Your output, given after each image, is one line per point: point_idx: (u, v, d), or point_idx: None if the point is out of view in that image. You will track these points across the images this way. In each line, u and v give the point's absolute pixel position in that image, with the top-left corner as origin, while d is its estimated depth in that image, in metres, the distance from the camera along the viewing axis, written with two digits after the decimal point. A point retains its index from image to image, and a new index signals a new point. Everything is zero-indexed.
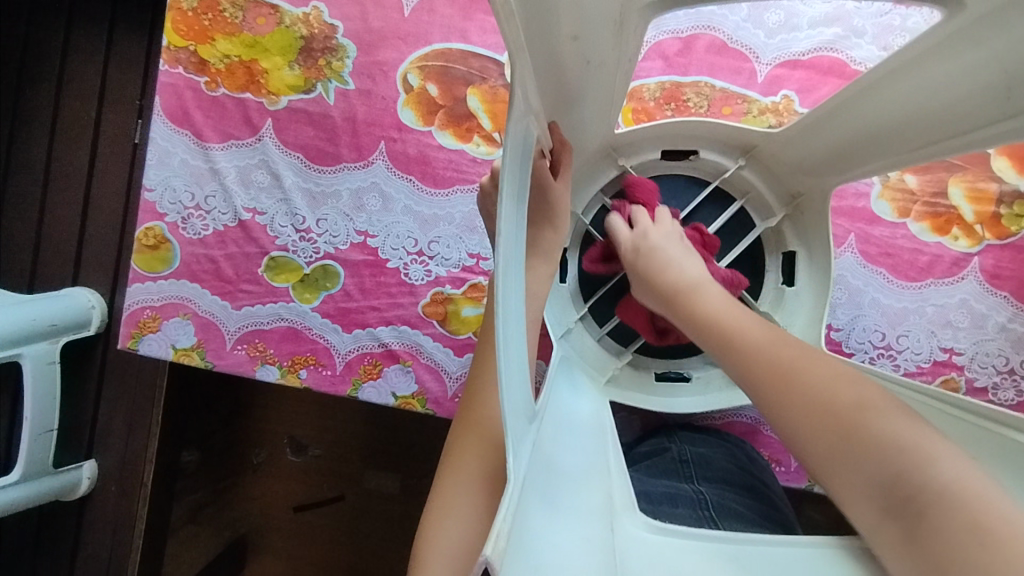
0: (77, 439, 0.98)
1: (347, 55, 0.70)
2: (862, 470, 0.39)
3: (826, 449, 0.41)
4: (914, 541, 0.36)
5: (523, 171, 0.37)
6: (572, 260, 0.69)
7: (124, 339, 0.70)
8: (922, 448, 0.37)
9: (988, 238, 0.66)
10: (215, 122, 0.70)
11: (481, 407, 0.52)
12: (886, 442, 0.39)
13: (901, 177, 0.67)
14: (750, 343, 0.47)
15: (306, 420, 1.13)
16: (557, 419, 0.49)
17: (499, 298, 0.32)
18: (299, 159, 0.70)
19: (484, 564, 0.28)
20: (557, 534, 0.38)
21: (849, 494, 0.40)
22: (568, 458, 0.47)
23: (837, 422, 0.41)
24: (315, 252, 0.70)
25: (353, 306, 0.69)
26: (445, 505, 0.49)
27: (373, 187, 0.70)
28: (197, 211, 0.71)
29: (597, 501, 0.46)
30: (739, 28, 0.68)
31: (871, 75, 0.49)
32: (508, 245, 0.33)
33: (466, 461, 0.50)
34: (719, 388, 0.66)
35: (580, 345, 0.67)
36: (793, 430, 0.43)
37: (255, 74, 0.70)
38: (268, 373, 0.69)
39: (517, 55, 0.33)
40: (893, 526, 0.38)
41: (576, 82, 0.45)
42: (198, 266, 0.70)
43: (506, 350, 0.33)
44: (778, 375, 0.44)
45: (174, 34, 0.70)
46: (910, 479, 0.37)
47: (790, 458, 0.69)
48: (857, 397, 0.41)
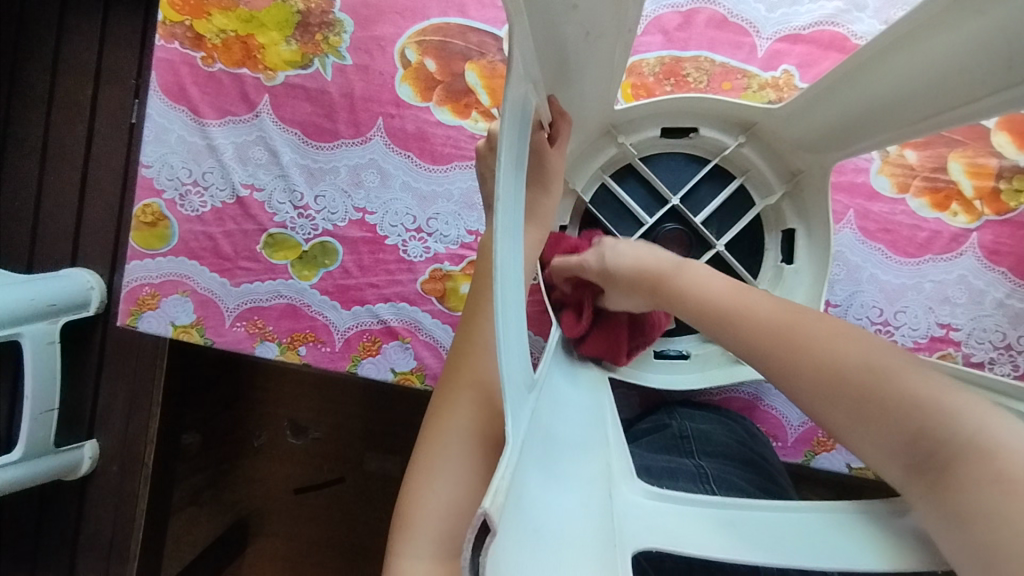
0: (78, 420, 0.98)
1: (344, 30, 0.70)
2: (877, 427, 0.38)
3: (844, 415, 0.39)
4: (943, 492, 0.36)
5: (520, 141, 0.37)
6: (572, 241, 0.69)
7: (123, 317, 0.71)
8: (949, 409, 0.36)
9: (987, 214, 0.66)
10: (212, 98, 0.70)
11: (472, 369, 0.52)
12: (909, 411, 0.37)
13: (901, 153, 0.67)
14: (759, 318, 0.44)
15: (305, 402, 1.13)
16: (554, 389, 0.50)
17: (496, 261, 0.31)
18: (296, 136, 0.70)
19: (482, 517, 0.28)
20: (552, 498, 0.38)
21: (865, 447, 0.39)
22: (567, 428, 0.47)
23: (845, 380, 0.39)
24: (313, 230, 0.70)
25: (352, 283, 0.69)
26: (437, 468, 0.49)
27: (371, 164, 0.70)
28: (194, 187, 0.70)
29: (594, 469, 0.47)
30: (739, 3, 0.67)
31: (875, 45, 0.48)
32: (506, 210, 0.33)
33: (458, 422, 0.50)
34: (718, 364, 0.67)
35: None
36: (801, 387, 0.41)
37: (252, 50, 0.70)
38: (267, 350, 0.69)
39: (516, 19, 0.32)
40: (920, 480, 0.37)
41: (576, 53, 0.44)
42: (196, 244, 0.70)
43: (504, 312, 0.33)
44: (772, 334, 0.43)
45: (170, 9, 0.70)
46: (938, 433, 0.36)
47: (787, 434, 0.70)
48: (871, 355, 0.40)
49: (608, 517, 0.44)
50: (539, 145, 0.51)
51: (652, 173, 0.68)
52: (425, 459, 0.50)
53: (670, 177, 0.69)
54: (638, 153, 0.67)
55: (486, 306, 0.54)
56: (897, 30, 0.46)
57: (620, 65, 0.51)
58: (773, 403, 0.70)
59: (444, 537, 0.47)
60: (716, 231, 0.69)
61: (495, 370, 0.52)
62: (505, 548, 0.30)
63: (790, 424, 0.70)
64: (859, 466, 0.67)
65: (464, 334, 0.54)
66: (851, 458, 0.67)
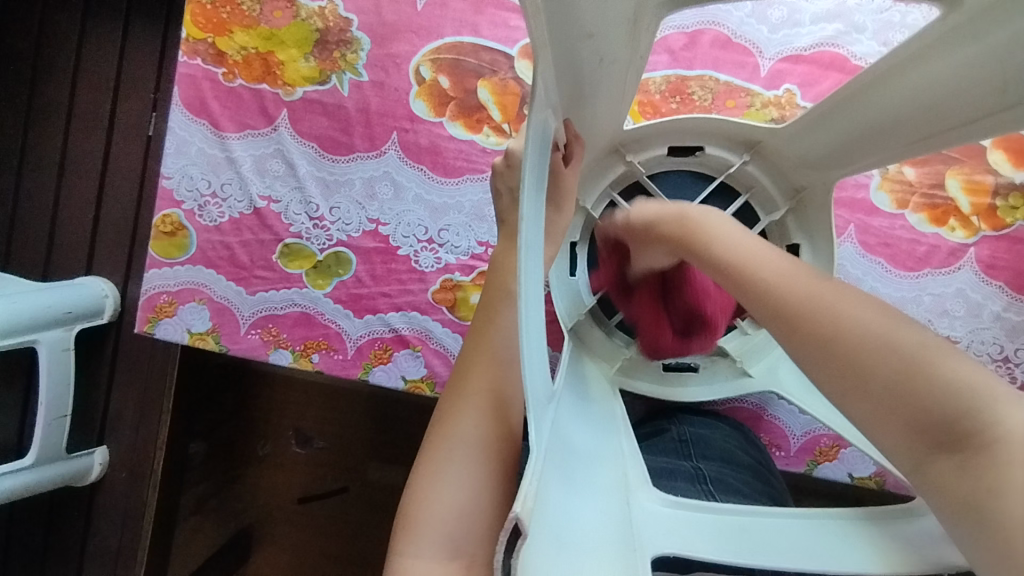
0: (89, 426, 1.00)
1: (361, 47, 0.72)
2: (905, 404, 0.37)
3: (873, 395, 0.38)
4: (971, 472, 0.34)
5: (540, 162, 0.39)
6: (581, 254, 0.72)
7: (141, 323, 0.72)
8: (977, 392, 0.35)
9: (984, 230, 0.68)
10: (232, 112, 0.72)
11: (482, 376, 0.54)
12: (935, 389, 0.36)
13: (900, 169, 0.69)
14: (803, 297, 0.42)
15: (311, 412, 1.15)
16: (569, 401, 0.52)
17: (522, 274, 0.34)
18: (313, 149, 0.72)
19: (514, 520, 0.30)
20: (573, 503, 0.41)
21: (887, 429, 0.38)
22: (584, 438, 0.49)
23: (895, 363, 0.37)
24: (328, 240, 0.72)
25: (365, 292, 0.71)
26: (443, 469, 0.50)
27: (385, 177, 0.72)
28: (213, 198, 0.72)
29: (611, 477, 0.49)
30: (743, 24, 0.69)
31: (874, 71, 0.50)
32: (529, 228, 0.35)
33: (464, 426, 0.52)
34: (726, 377, 0.69)
35: (588, 337, 0.69)
36: (838, 368, 0.39)
37: (271, 66, 0.72)
38: (281, 357, 0.71)
39: (540, 48, 0.35)
40: (945, 462, 0.35)
41: (590, 79, 0.47)
42: (214, 253, 0.72)
43: (529, 327, 0.35)
44: (816, 315, 0.41)
45: (193, 26, 0.72)
46: (968, 414, 0.35)
47: (789, 443, 0.71)
48: (915, 343, 0.38)
49: (628, 521, 0.46)
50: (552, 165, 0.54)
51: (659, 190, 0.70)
52: (431, 462, 0.51)
53: (678, 193, 0.70)
54: (645, 170, 0.69)
55: (499, 315, 0.56)
56: (894, 57, 0.48)
57: (629, 92, 0.54)
58: (777, 412, 0.72)
59: (447, 537, 0.48)
60: None
61: (504, 379, 0.54)
62: (533, 551, 0.33)
63: (793, 434, 0.71)
64: (861, 475, 0.69)
65: (472, 341, 0.56)
66: (853, 467, 0.69)
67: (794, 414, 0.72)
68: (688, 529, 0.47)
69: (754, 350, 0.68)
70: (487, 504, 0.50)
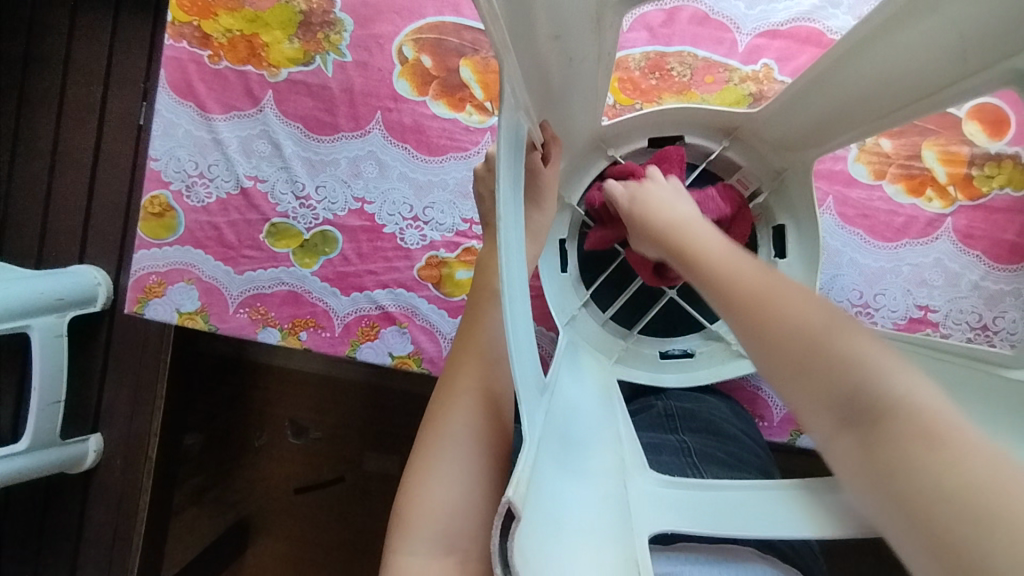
0: (83, 413, 1.01)
1: (344, 29, 0.73)
2: (819, 381, 0.35)
3: (788, 369, 0.36)
4: (871, 451, 0.33)
5: (515, 161, 0.40)
6: (571, 251, 0.68)
7: (130, 304, 0.74)
8: (883, 367, 0.34)
9: (961, 200, 0.68)
10: (218, 94, 0.73)
11: (473, 376, 0.53)
12: (842, 372, 0.35)
13: (877, 142, 0.69)
14: (735, 274, 0.41)
15: (307, 402, 1.15)
16: (567, 385, 0.52)
17: (502, 266, 0.35)
18: (298, 129, 0.73)
19: (507, 505, 0.30)
20: (565, 482, 0.40)
21: (804, 404, 0.36)
22: (577, 422, 0.48)
23: (809, 339, 0.36)
24: (315, 219, 0.73)
25: (352, 270, 0.72)
26: (436, 467, 0.49)
27: (369, 156, 0.73)
28: (200, 179, 0.73)
29: (603, 456, 0.47)
30: (720, 0, 0.70)
31: (840, 49, 0.50)
32: (508, 226, 0.37)
33: (455, 424, 0.51)
34: (722, 362, 0.66)
35: (583, 332, 0.66)
36: (763, 344, 0.38)
37: (256, 48, 0.73)
38: (269, 336, 0.72)
39: (504, 54, 0.35)
40: (850, 439, 0.34)
41: (561, 78, 0.48)
42: (202, 233, 0.73)
43: (512, 316, 0.37)
44: (748, 295, 0.40)
45: (178, 10, 0.73)
46: (874, 392, 0.33)
47: (772, 413, 0.72)
48: (830, 320, 0.37)
49: (623, 501, 0.44)
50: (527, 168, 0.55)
51: None
52: (423, 460, 0.50)
53: None
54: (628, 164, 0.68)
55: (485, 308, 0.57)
56: (856, 35, 0.48)
57: (603, 84, 0.54)
58: (760, 384, 0.72)
59: (444, 535, 0.47)
60: None
61: (496, 378, 0.54)
62: (533, 538, 0.33)
63: (776, 404, 0.72)
64: None
65: (461, 340, 0.56)
66: None
67: None
68: (684, 503, 0.45)
69: None
70: (484, 500, 0.49)
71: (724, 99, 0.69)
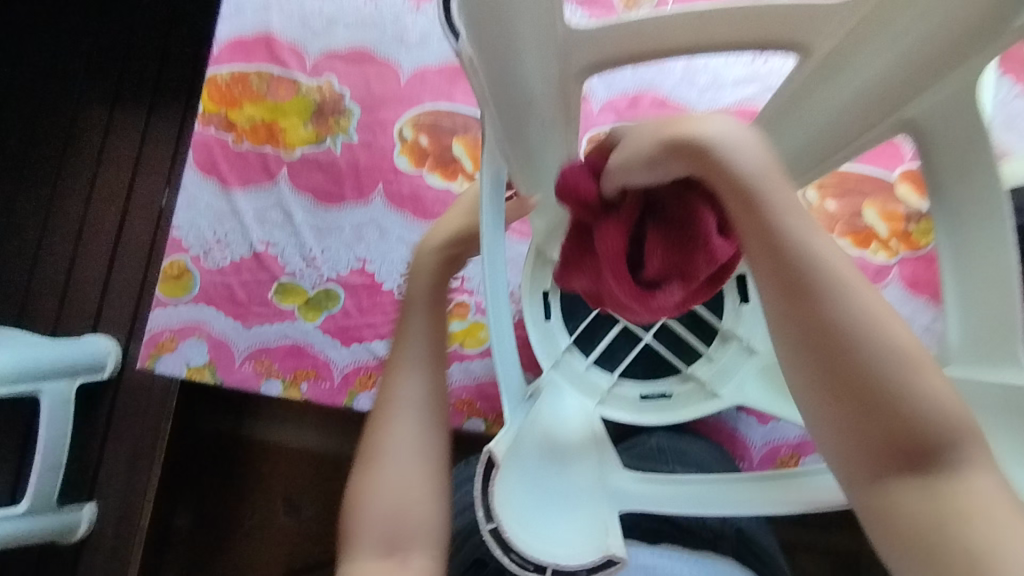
0: (80, 482, 1.02)
1: (352, 115, 0.84)
2: (896, 422, 0.37)
3: (875, 401, 0.37)
4: (933, 490, 0.37)
5: (491, 199, 0.50)
6: (553, 301, 0.74)
7: (143, 359, 0.78)
8: (957, 421, 0.37)
9: (903, 251, 0.76)
10: (238, 171, 0.83)
11: (405, 389, 0.57)
12: (925, 418, 0.37)
13: (823, 203, 0.78)
14: (843, 287, 0.38)
15: (300, 481, 1.09)
16: (553, 399, 0.62)
17: (487, 287, 0.49)
18: (308, 200, 0.82)
19: (488, 456, 0.44)
20: (545, 471, 0.49)
21: (865, 429, 0.37)
22: (562, 424, 0.57)
23: (906, 382, 0.37)
24: (319, 278, 0.80)
25: (352, 323, 0.78)
26: (381, 474, 0.54)
27: (371, 222, 0.81)
28: (217, 244, 0.81)
29: (583, 459, 0.53)
30: (675, 88, 0.82)
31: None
32: (490, 250, 0.50)
33: (396, 433, 0.55)
34: (698, 400, 0.71)
35: (569, 373, 0.70)
36: (859, 374, 0.37)
37: (275, 132, 0.83)
38: (272, 387, 0.77)
39: (484, 105, 0.45)
40: (899, 471, 0.37)
41: None
42: (215, 292, 0.79)
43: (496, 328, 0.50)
44: (856, 320, 0.37)
45: (208, 102, 0.84)
46: (941, 442, 0.37)
47: (751, 453, 0.76)
48: (922, 361, 0.37)
49: (604, 491, 0.50)
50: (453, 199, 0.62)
51: None
52: (368, 468, 0.54)
53: None
54: None
55: (412, 319, 0.60)
56: None
57: None
58: (737, 424, 0.76)
59: (392, 532, 0.52)
60: None
61: (428, 389, 0.58)
62: (511, 496, 0.45)
63: (754, 444, 0.75)
64: None
65: (396, 357, 0.59)
66: None
67: (756, 426, 0.76)
68: (655, 491, 0.50)
69: (720, 373, 0.71)
70: (427, 500, 0.54)
71: None
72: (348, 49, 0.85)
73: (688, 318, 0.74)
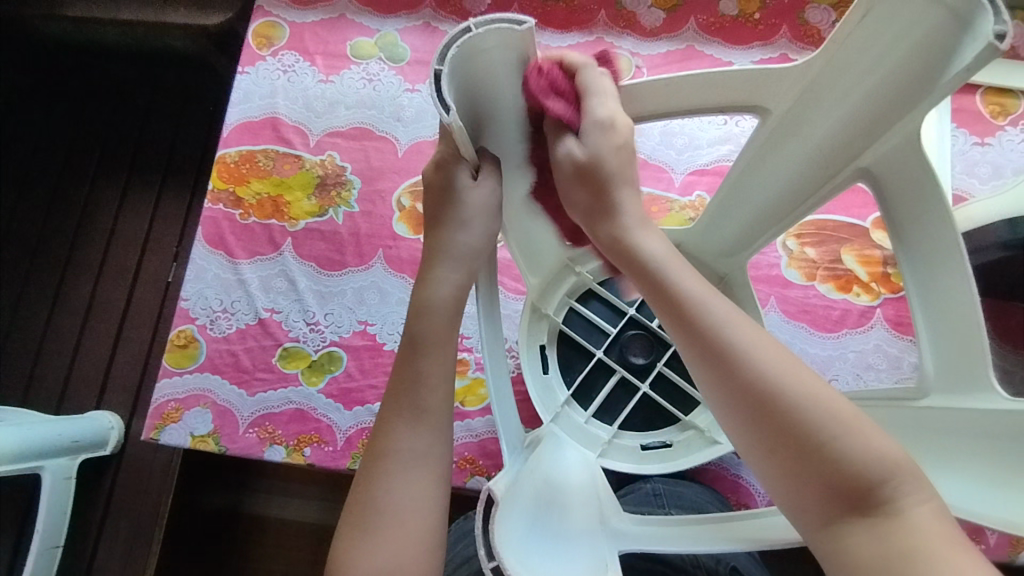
0: (77, 563, 1.00)
1: (353, 187, 0.89)
2: (817, 469, 0.37)
3: (790, 454, 0.38)
4: (884, 537, 0.35)
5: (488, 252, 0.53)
6: (551, 355, 0.76)
7: (147, 430, 0.79)
8: (889, 462, 0.37)
9: (884, 293, 0.79)
10: (245, 243, 0.86)
11: (409, 396, 0.49)
12: (862, 473, 0.36)
13: (803, 251, 0.82)
14: (744, 342, 0.40)
15: (300, 556, 1.08)
16: (553, 454, 0.63)
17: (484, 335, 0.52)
18: (312, 268, 0.86)
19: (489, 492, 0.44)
20: (543, 520, 0.50)
21: (792, 483, 0.38)
22: (561, 480, 0.58)
23: (819, 425, 0.37)
24: (323, 341, 0.82)
25: (354, 386, 0.80)
26: (388, 481, 0.47)
27: (372, 285, 0.85)
28: (223, 313, 0.83)
29: (583, 511, 0.54)
30: (655, 149, 0.87)
31: (736, 171, 0.64)
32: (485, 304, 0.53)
33: (404, 440, 0.48)
34: (699, 448, 0.71)
35: (569, 428, 0.72)
36: (767, 429, 0.38)
37: (280, 205, 0.88)
38: (275, 453, 0.78)
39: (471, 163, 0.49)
40: (851, 523, 0.36)
41: (523, 199, 0.61)
42: (221, 360, 0.81)
43: (495, 380, 0.53)
44: (755, 374, 0.39)
45: (217, 180, 0.88)
46: (879, 487, 0.36)
47: (756, 502, 0.76)
48: (836, 405, 0.38)
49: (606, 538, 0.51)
50: (439, 184, 0.51)
51: (609, 294, 0.76)
52: (374, 474, 0.48)
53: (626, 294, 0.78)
54: (594, 279, 0.76)
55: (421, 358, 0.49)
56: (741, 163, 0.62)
57: None
58: (739, 471, 0.77)
59: (397, 546, 0.45)
60: None
61: (433, 395, 0.49)
62: (510, 534, 0.45)
63: (759, 492, 0.76)
64: None
65: (406, 397, 0.49)
66: None
67: None
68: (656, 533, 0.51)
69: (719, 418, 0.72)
70: (435, 518, 0.47)
71: (669, 222, 0.83)
72: (349, 127, 0.92)
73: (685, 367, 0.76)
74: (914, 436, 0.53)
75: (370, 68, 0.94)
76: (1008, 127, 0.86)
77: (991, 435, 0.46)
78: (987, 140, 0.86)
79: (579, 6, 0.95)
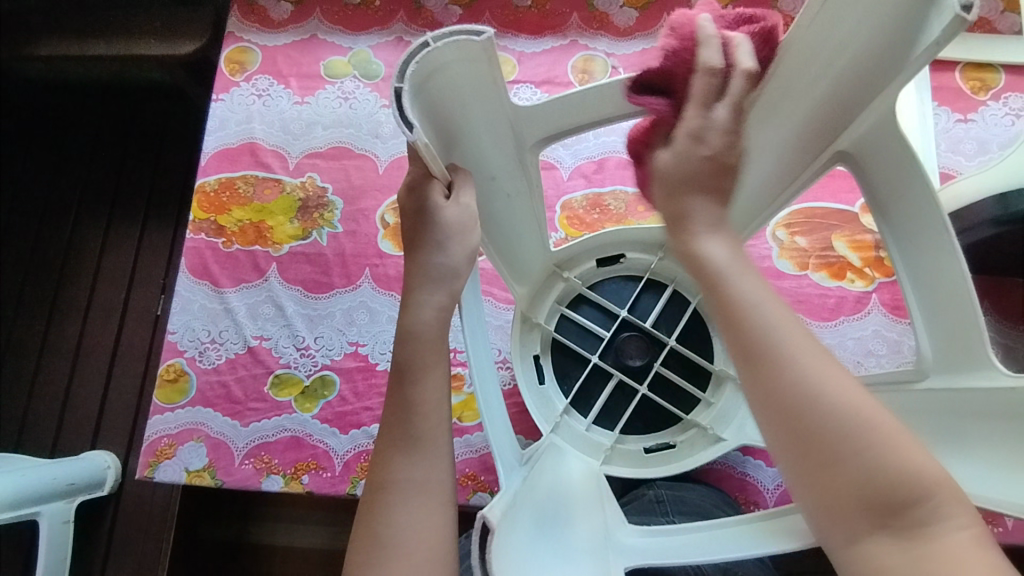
0: None
1: (335, 208, 0.88)
2: (858, 486, 0.35)
3: (830, 468, 0.35)
4: (919, 561, 0.33)
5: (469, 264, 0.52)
6: (546, 364, 0.75)
7: (142, 468, 0.78)
8: (931, 481, 0.35)
9: (878, 277, 0.78)
10: (229, 271, 0.85)
11: (400, 426, 0.48)
12: (904, 491, 0.34)
13: (793, 240, 0.81)
14: (793, 352, 0.38)
15: None
16: (554, 469, 0.61)
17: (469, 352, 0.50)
18: (298, 291, 0.84)
19: (483, 519, 0.42)
20: (542, 543, 0.48)
21: (823, 499, 0.36)
22: (561, 497, 0.57)
23: (864, 443, 0.35)
24: (314, 366, 0.81)
25: (349, 409, 0.79)
26: (385, 516, 0.46)
27: (361, 305, 0.84)
28: (212, 344, 0.82)
29: (584, 529, 0.53)
30: None
31: None
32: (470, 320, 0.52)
33: (398, 473, 0.47)
34: (703, 447, 0.70)
35: (570, 437, 0.71)
36: (809, 441, 0.36)
37: (263, 231, 0.87)
38: (273, 483, 0.76)
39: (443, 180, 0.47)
40: (886, 542, 0.34)
41: (501, 209, 0.61)
42: (212, 392, 0.80)
43: (485, 398, 0.52)
44: (799, 387, 0.37)
45: (198, 210, 0.87)
46: (918, 507, 0.34)
47: (765, 499, 0.74)
48: (883, 423, 0.36)
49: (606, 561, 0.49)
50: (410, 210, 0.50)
51: (600, 297, 0.75)
52: (370, 511, 0.46)
53: (616, 296, 0.76)
54: (582, 283, 0.76)
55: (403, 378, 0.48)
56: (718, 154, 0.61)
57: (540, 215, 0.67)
58: (746, 469, 0.75)
59: None
60: (666, 329, 0.75)
61: (421, 421, 0.48)
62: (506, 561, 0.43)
63: (766, 488, 0.74)
64: None
65: (395, 428, 0.48)
66: None
67: (763, 469, 0.75)
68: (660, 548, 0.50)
69: (720, 416, 0.71)
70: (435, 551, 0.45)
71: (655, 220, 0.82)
72: (327, 147, 0.91)
73: (683, 365, 0.75)
74: (919, 421, 0.52)
75: (345, 86, 0.93)
76: (990, 102, 0.86)
77: (997, 417, 0.45)
78: (969, 116, 0.85)
79: (551, 11, 0.95)
